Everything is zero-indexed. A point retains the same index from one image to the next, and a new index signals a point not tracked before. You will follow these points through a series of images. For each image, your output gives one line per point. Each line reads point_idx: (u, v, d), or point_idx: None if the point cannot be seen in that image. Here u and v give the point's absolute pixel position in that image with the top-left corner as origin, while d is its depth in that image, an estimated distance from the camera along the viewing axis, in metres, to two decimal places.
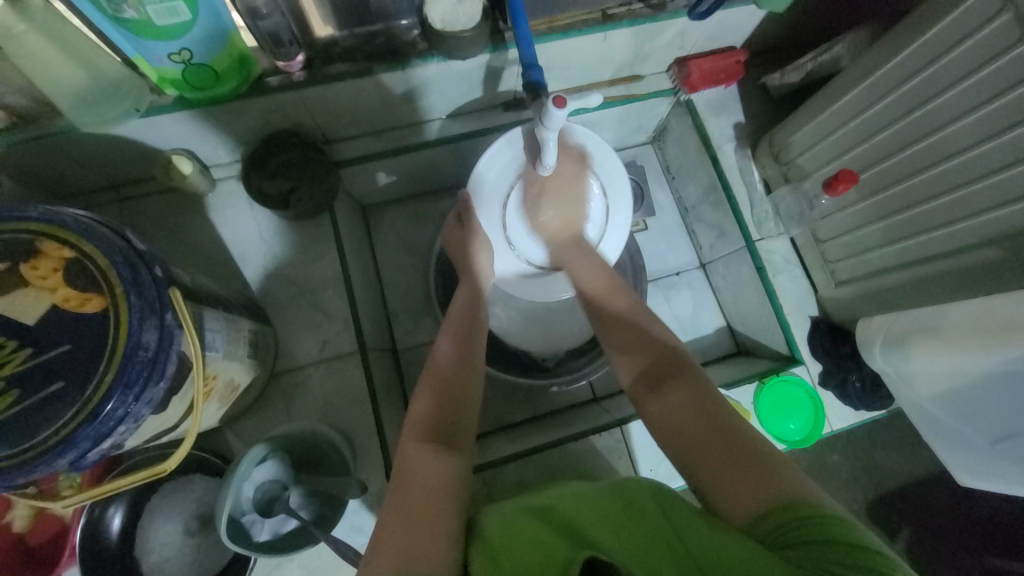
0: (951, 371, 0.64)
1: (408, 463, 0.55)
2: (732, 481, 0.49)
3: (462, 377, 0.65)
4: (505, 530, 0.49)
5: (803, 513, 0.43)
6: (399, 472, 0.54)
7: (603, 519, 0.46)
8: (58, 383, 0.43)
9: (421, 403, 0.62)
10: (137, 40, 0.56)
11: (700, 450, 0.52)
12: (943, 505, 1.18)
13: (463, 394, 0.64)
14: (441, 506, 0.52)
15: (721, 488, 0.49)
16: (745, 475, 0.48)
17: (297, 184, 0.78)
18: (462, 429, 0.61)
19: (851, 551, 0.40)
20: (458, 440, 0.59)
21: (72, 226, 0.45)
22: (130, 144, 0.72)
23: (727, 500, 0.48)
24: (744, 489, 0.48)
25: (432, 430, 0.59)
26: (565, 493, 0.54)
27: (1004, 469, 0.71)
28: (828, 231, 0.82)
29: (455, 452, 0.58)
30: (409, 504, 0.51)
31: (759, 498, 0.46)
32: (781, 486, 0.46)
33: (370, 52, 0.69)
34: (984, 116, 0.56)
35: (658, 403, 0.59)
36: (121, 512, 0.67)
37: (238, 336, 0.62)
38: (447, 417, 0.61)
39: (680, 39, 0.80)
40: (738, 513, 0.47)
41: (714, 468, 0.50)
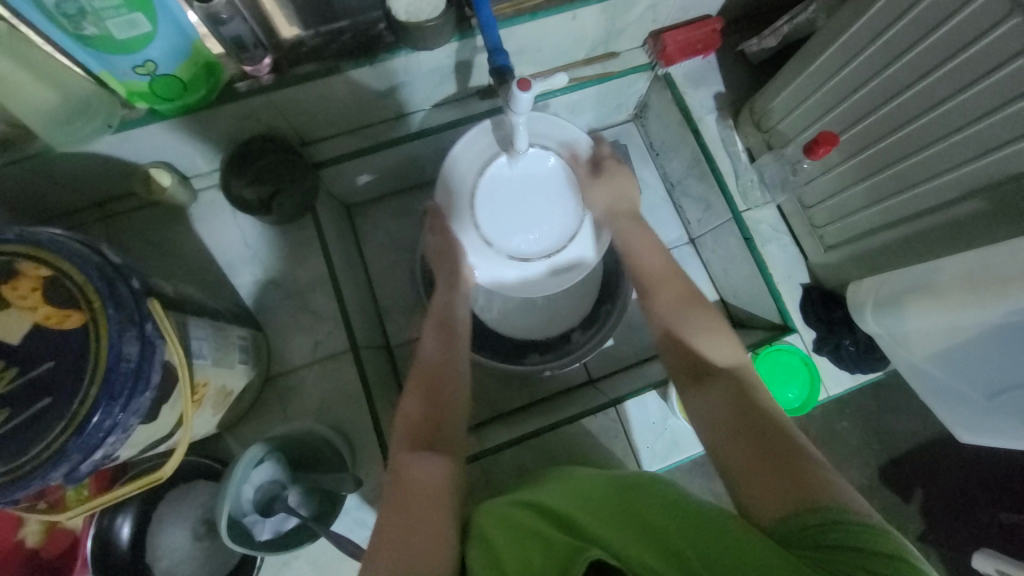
0: (945, 328, 0.64)
1: (403, 469, 0.55)
2: (764, 479, 0.48)
3: (444, 377, 0.65)
4: (503, 525, 0.49)
5: (832, 519, 0.42)
6: (395, 477, 0.55)
7: (614, 520, 0.46)
8: (45, 400, 0.44)
9: (408, 405, 0.62)
10: (100, 54, 0.56)
11: (732, 441, 0.52)
12: (956, 464, 1.17)
13: (451, 395, 0.64)
14: (431, 511, 0.51)
15: (749, 482, 0.49)
16: (778, 475, 0.48)
17: (277, 188, 0.78)
18: (450, 429, 0.61)
19: (881, 561, 0.39)
20: (448, 440, 0.60)
21: (47, 245, 0.45)
22: (108, 161, 0.72)
23: (756, 499, 0.48)
24: (774, 487, 0.47)
25: (425, 435, 0.59)
26: (565, 490, 0.53)
27: (1003, 425, 0.71)
28: (814, 196, 0.81)
29: (444, 454, 0.58)
30: (403, 508, 0.51)
31: (791, 497, 0.46)
32: (817, 488, 0.46)
33: (337, 49, 0.69)
34: (959, 66, 0.55)
35: (700, 397, 0.58)
36: (130, 520, 0.68)
37: (227, 343, 0.63)
38: (433, 421, 0.61)
39: (652, 11, 0.79)
40: (766, 510, 0.47)
41: (746, 461, 0.50)
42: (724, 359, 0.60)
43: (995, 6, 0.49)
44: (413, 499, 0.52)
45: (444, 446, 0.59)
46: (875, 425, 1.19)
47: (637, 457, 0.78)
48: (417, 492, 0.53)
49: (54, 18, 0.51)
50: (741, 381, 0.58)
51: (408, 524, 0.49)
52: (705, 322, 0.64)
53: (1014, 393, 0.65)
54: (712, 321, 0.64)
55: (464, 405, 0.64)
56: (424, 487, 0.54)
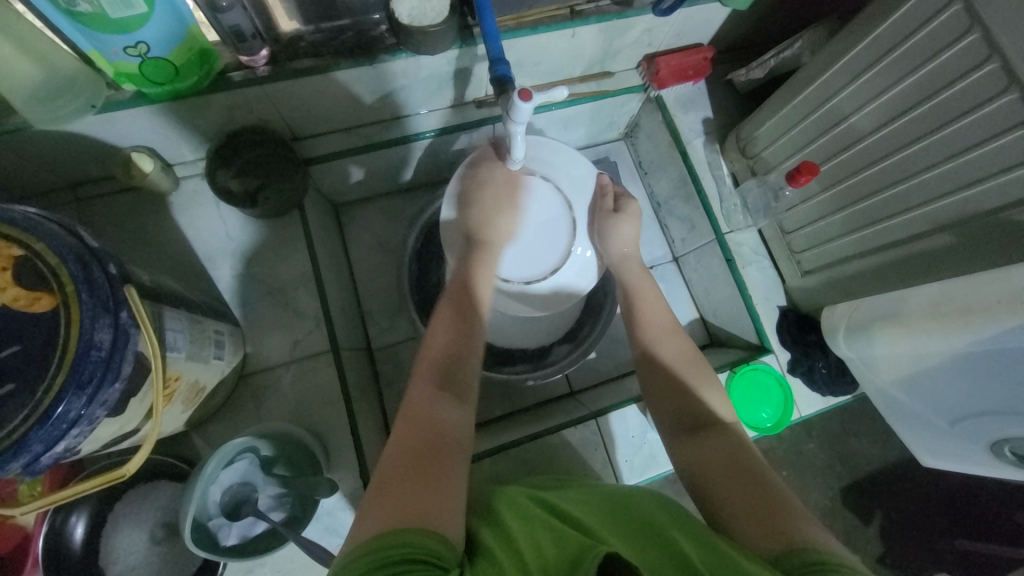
0: (912, 355, 0.67)
1: (424, 409, 0.53)
2: (751, 515, 0.49)
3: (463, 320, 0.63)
4: (516, 514, 0.49)
5: (824, 559, 0.42)
6: (413, 414, 0.53)
7: (613, 524, 0.46)
8: (6, 387, 0.41)
9: (434, 347, 0.61)
10: (92, 32, 0.54)
11: (728, 485, 0.53)
12: (914, 488, 1.22)
13: (470, 333, 0.62)
14: (446, 459, 0.50)
15: (743, 523, 0.49)
16: (770, 517, 0.48)
17: (264, 182, 0.76)
18: (468, 371, 0.59)
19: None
20: (463, 380, 0.58)
21: (20, 224, 0.43)
22: (87, 142, 0.70)
23: (744, 533, 0.48)
24: (767, 528, 0.47)
25: (447, 377, 0.58)
26: (574, 494, 0.53)
27: (966, 449, 0.74)
28: (793, 222, 0.84)
29: (463, 401, 0.56)
30: (413, 451, 0.49)
31: (784, 536, 0.46)
32: (801, 530, 0.46)
33: (337, 47, 0.69)
34: (936, 107, 0.58)
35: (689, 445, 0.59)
36: (84, 519, 0.64)
37: (203, 337, 0.61)
38: (453, 364, 0.59)
39: (648, 35, 0.81)
40: (759, 543, 0.46)
41: (741, 504, 0.50)
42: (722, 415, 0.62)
43: (971, 54, 0.53)
44: (422, 438, 0.50)
45: (464, 394, 0.57)
46: (841, 448, 1.23)
47: (616, 470, 0.78)
48: (431, 429, 0.51)
49: None
50: (737, 435, 0.59)
51: (413, 467, 0.47)
52: (694, 373, 0.66)
53: (975, 419, 0.68)
54: (704, 375, 0.66)
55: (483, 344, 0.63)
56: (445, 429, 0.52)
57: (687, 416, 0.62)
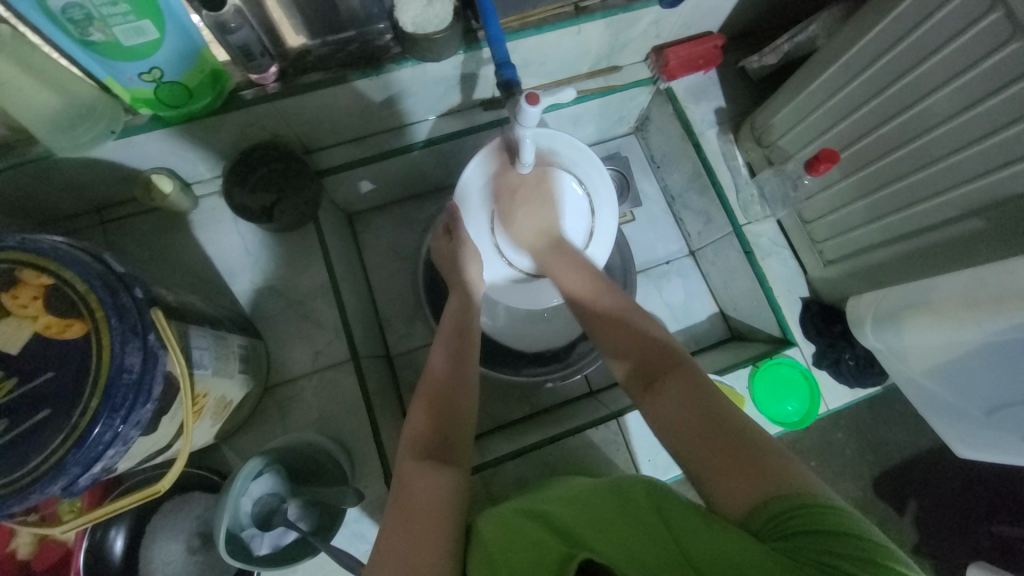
0: (945, 343, 0.64)
1: (407, 481, 0.54)
2: (729, 473, 0.48)
3: (456, 390, 0.63)
4: (502, 534, 0.49)
5: (796, 503, 0.43)
6: (400, 487, 0.54)
7: (608, 525, 0.45)
8: (44, 411, 0.43)
9: (416, 417, 0.61)
10: (107, 60, 0.55)
11: (701, 443, 0.51)
12: (948, 477, 1.18)
13: (463, 405, 0.63)
14: (442, 524, 0.51)
15: (716, 479, 0.49)
16: (736, 461, 0.48)
17: (279, 197, 0.78)
18: (455, 440, 0.59)
19: (846, 541, 0.40)
20: (455, 451, 0.58)
21: (49, 254, 0.45)
22: (109, 166, 0.72)
23: (724, 495, 0.48)
24: (739, 478, 0.47)
25: (428, 445, 0.58)
26: (565, 496, 0.53)
27: (1001, 439, 0.71)
28: (813, 211, 0.82)
29: (449, 465, 0.56)
30: (411, 516, 0.51)
31: (755, 484, 0.46)
32: (776, 474, 0.46)
33: (344, 59, 0.69)
34: (959, 88, 0.56)
35: (654, 401, 0.57)
36: (123, 532, 0.67)
37: (227, 353, 0.62)
38: (442, 430, 0.59)
39: (655, 27, 0.80)
40: (731, 505, 0.47)
41: (706, 456, 0.50)
42: (658, 338, 0.63)
43: (996, 31, 0.51)
44: (420, 510, 0.51)
45: (450, 456, 0.57)
46: (869, 437, 1.20)
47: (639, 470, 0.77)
48: (422, 501, 0.52)
49: (59, 23, 0.50)
50: (691, 370, 0.58)
51: (416, 534, 0.49)
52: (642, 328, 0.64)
53: (1009, 409, 0.66)
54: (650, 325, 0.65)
55: (469, 414, 0.63)
56: (424, 501, 0.52)
57: (637, 371, 0.61)
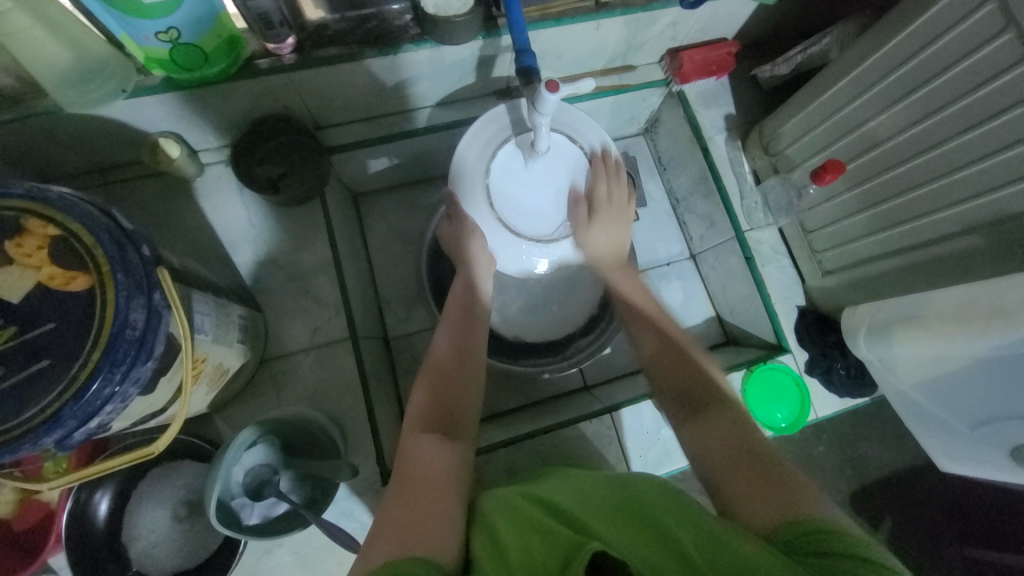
0: (935, 357, 0.66)
1: (412, 454, 0.54)
2: (759, 492, 0.48)
3: (461, 371, 0.65)
4: (507, 515, 0.48)
5: (819, 526, 0.43)
6: (403, 459, 0.54)
7: (611, 517, 0.46)
8: (42, 362, 0.42)
9: (419, 397, 0.62)
10: (123, 17, 0.54)
11: (735, 466, 0.51)
12: (925, 494, 1.21)
13: (469, 387, 0.64)
14: (444, 495, 0.50)
15: (743, 496, 0.49)
16: (765, 485, 0.48)
17: (286, 170, 0.77)
18: (463, 419, 0.61)
19: (869, 566, 0.39)
20: (461, 427, 0.59)
21: (56, 204, 0.44)
22: (116, 126, 0.71)
23: (748, 510, 0.47)
24: (768, 499, 0.47)
25: (435, 420, 0.59)
26: (569, 486, 0.53)
27: (986, 453, 0.73)
28: (815, 221, 0.83)
29: (456, 440, 0.57)
30: (411, 489, 0.49)
31: (780, 505, 0.46)
32: (803, 500, 0.46)
33: (361, 36, 0.68)
34: (968, 106, 0.57)
35: (693, 424, 0.58)
36: (108, 497, 0.66)
37: (227, 321, 0.62)
38: (449, 406, 0.61)
39: (673, 29, 0.80)
40: (755, 521, 0.46)
41: (736, 475, 0.50)
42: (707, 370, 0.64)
43: (1007, 52, 0.52)
44: (428, 480, 0.51)
45: (455, 431, 0.58)
46: (851, 451, 1.22)
47: (629, 464, 0.78)
48: (429, 471, 0.52)
49: None
50: (731, 402, 0.59)
51: (421, 497, 0.48)
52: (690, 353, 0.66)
53: (995, 424, 0.68)
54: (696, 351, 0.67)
55: (476, 396, 0.64)
56: (428, 472, 0.52)
57: (682, 397, 0.62)
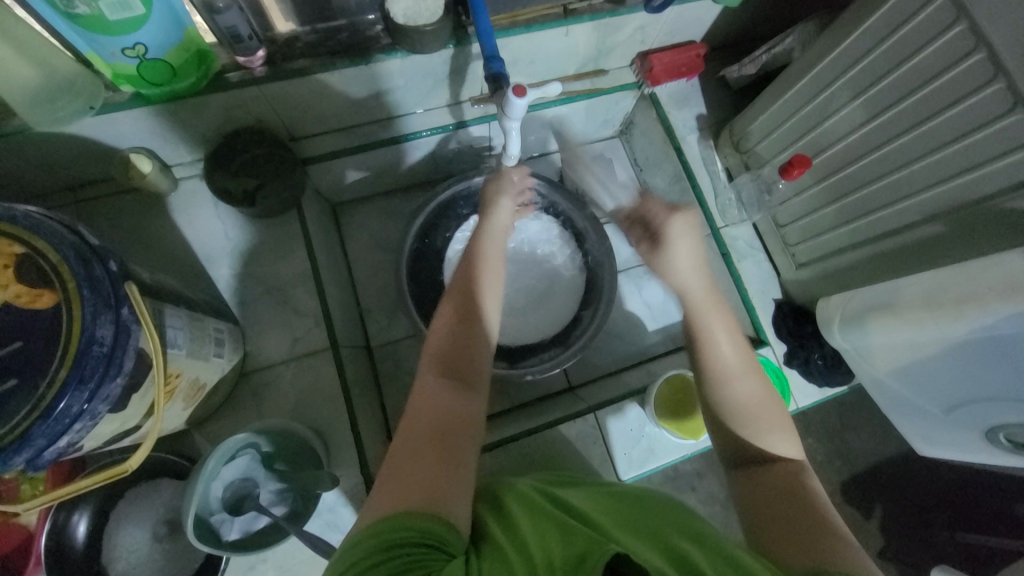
0: (908, 344, 0.67)
1: (426, 397, 0.53)
2: (793, 543, 0.47)
3: (476, 315, 0.61)
4: (526, 512, 0.48)
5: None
6: (416, 404, 0.53)
7: (625, 524, 0.45)
8: (9, 382, 0.41)
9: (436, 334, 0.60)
10: (89, 34, 0.54)
11: (777, 519, 0.51)
12: (911, 482, 1.23)
13: (484, 328, 0.61)
14: (457, 443, 0.50)
15: (779, 544, 0.48)
16: (803, 538, 0.47)
17: (262, 182, 0.77)
18: (475, 362, 0.58)
19: None
20: (474, 373, 0.57)
21: (21, 223, 0.44)
22: (86, 144, 0.70)
23: (780, 554, 0.47)
24: (802, 550, 0.46)
25: (448, 363, 0.57)
26: (593, 494, 0.53)
27: (961, 434, 0.75)
28: (787, 215, 0.85)
29: (467, 387, 0.55)
30: (421, 436, 0.49)
31: (819, 550, 0.45)
32: (839, 553, 0.44)
33: (333, 47, 0.69)
34: (923, 98, 0.60)
35: (746, 477, 0.56)
36: (86, 518, 0.65)
37: (202, 335, 0.61)
38: (462, 353, 0.58)
39: (641, 33, 0.82)
40: (787, 561, 0.45)
41: (780, 522, 0.50)
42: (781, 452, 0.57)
43: (959, 43, 0.54)
44: (436, 429, 0.50)
45: (469, 379, 0.56)
46: (840, 444, 1.22)
47: (614, 463, 0.78)
48: (445, 418, 0.51)
49: None
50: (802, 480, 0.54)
51: (430, 447, 0.48)
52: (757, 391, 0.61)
53: (967, 406, 0.70)
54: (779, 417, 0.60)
55: (491, 339, 0.61)
56: (444, 419, 0.51)
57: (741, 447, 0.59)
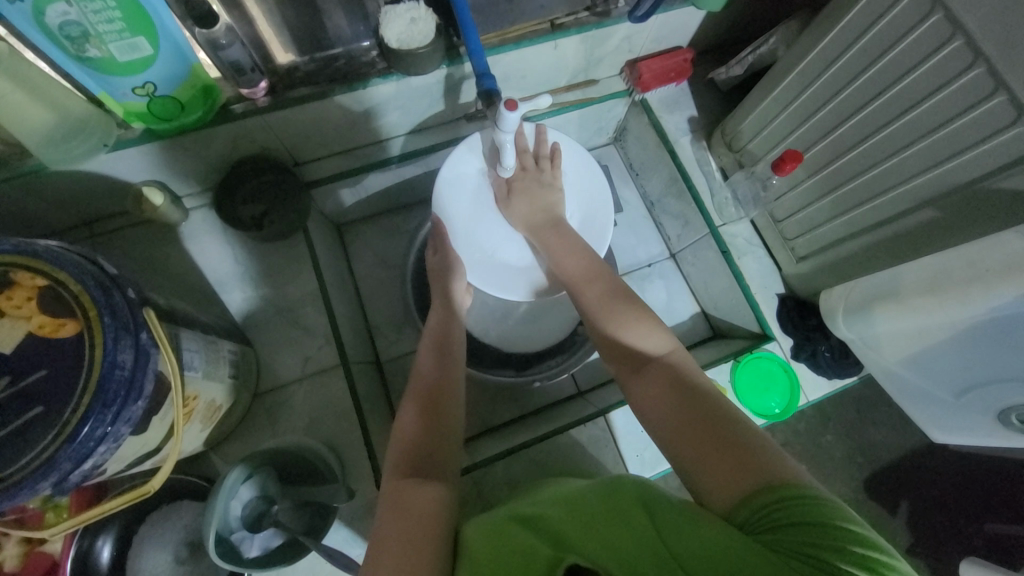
0: (914, 329, 0.67)
1: (400, 492, 0.54)
2: (715, 466, 0.48)
3: (444, 395, 0.65)
4: (491, 535, 0.49)
5: (784, 494, 0.43)
6: (393, 497, 0.54)
7: (591, 520, 0.46)
8: (36, 409, 0.43)
9: (407, 424, 0.62)
10: (102, 75, 0.58)
11: (698, 441, 0.50)
12: (935, 475, 1.20)
13: (449, 421, 0.64)
14: (434, 531, 0.51)
15: (708, 474, 0.48)
16: (721, 456, 0.48)
17: (269, 208, 0.81)
18: (445, 453, 0.61)
19: (830, 531, 0.40)
20: (442, 466, 0.59)
21: (44, 256, 0.46)
22: (100, 180, 0.73)
23: (710, 487, 0.48)
24: (723, 471, 0.47)
25: (416, 456, 0.59)
26: (551, 497, 0.54)
27: (975, 418, 0.75)
28: (783, 210, 0.86)
29: (439, 477, 0.57)
30: (400, 531, 0.50)
31: (736, 479, 0.46)
32: (759, 464, 0.46)
33: (331, 74, 0.72)
34: (905, 88, 0.61)
35: (650, 405, 0.57)
36: (109, 543, 0.66)
37: (217, 357, 0.63)
38: (432, 445, 0.60)
39: (628, 42, 0.84)
40: (720, 497, 0.47)
41: (697, 446, 0.50)
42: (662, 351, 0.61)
43: (937, 32, 0.55)
44: (409, 519, 0.51)
45: (440, 470, 0.58)
46: (859, 439, 1.20)
47: (626, 466, 0.79)
48: (416, 509, 0.52)
49: (57, 39, 0.53)
50: (679, 368, 0.58)
51: (407, 538, 0.49)
52: (632, 317, 0.65)
53: (978, 389, 0.69)
54: (639, 314, 0.65)
55: (458, 421, 0.65)
56: (418, 511, 0.52)
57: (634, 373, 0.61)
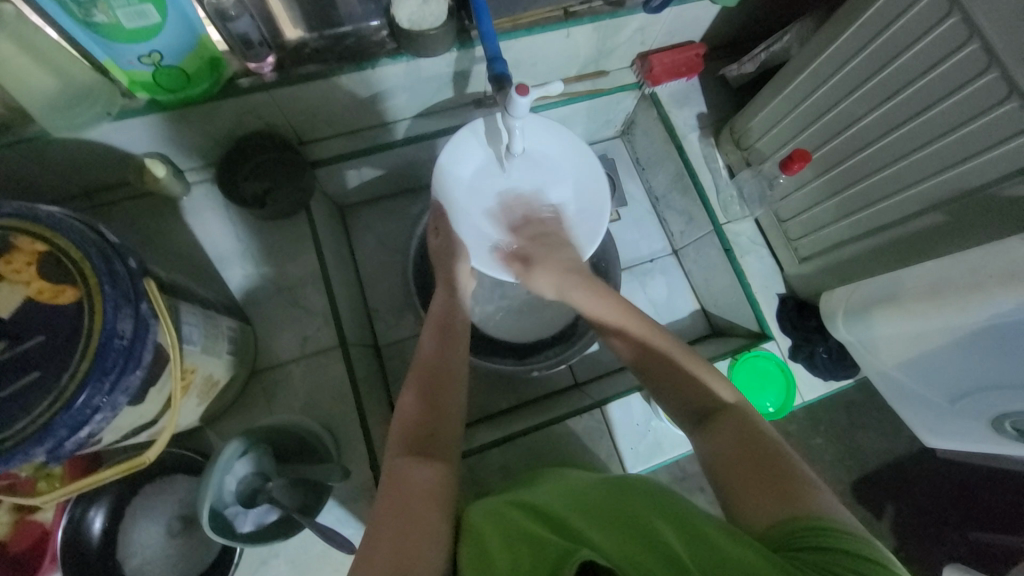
0: (913, 335, 0.68)
1: (398, 475, 0.54)
2: (753, 490, 0.49)
3: (447, 374, 0.65)
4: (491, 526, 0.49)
5: (817, 524, 0.43)
6: (390, 480, 0.53)
7: (599, 521, 0.47)
8: (33, 374, 0.43)
9: (407, 403, 0.62)
10: (108, 42, 0.56)
11: (740, 468, 0.51)
12: (922, 482, 1.22)
13: (451, 403, 0.63)
14: (431, 514, 0.51)
15: (745, 497, 0.50)
16: (761, 482, 0.49)
17: (273, 185, 0.80)
18: (447, 434, 0.60)
19: (860, 563, 0.41)
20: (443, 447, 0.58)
21: (46, 222, 0.46)
22: (102, 150, 0.72)
23: (748, 508, 0.49)
24: (762, 497, 0.48)
25: (418, 438, 0.58)
26: (552, 492, 0.55)
27: (966, 424, 0.75)
28: (788, 211, 0.86)
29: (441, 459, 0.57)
30: (398, 514, 0.50)
31: (774, 505, 0.47)
32: (799, 494, 0.47)
33: (340, 53, 0.71)
34: (918, 91, 0.61)
35: (699, 432, 0.57)
36: (102, 513, 0.66)
37: (216, 333, 0.63)
38: (431, 425, 0.60)
39: (641, 34, 0.84)
40: (755, 519, 0.48)
41: (735, 473, 0.51)
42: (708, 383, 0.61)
43: (953, 34, 0.55)
44: (410, 503, 0.51)
45: (440, 451, 0.58)
46: (850, 443, 1.21)
47: (620, 458, 0.79)
48: (415, 494, 0.52)
49: (64, 3, 0.51)
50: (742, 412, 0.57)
51: (404, 523, 0.49)
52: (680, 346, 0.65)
53: (972, 395, 0.70)
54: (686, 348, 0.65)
55: (461, 400, 0.64)
56: (415, 495, 0.52)
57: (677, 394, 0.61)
